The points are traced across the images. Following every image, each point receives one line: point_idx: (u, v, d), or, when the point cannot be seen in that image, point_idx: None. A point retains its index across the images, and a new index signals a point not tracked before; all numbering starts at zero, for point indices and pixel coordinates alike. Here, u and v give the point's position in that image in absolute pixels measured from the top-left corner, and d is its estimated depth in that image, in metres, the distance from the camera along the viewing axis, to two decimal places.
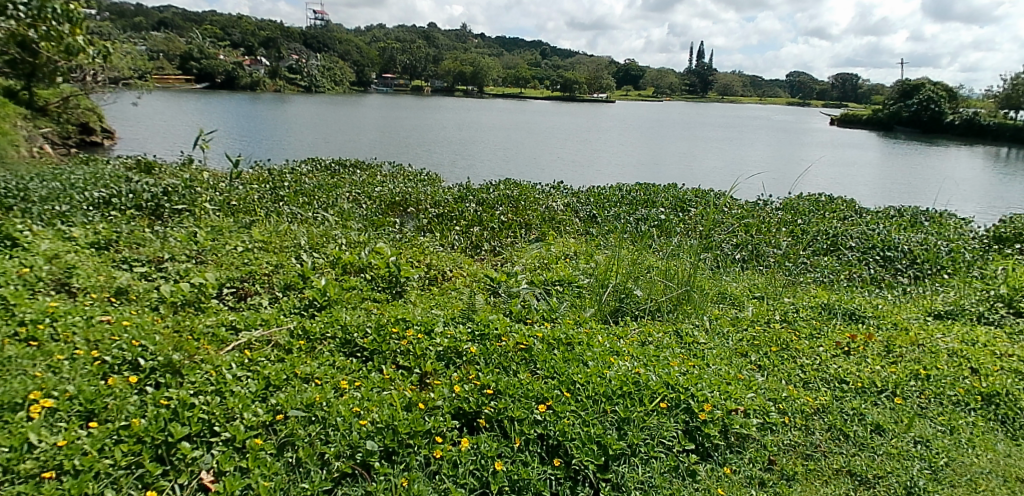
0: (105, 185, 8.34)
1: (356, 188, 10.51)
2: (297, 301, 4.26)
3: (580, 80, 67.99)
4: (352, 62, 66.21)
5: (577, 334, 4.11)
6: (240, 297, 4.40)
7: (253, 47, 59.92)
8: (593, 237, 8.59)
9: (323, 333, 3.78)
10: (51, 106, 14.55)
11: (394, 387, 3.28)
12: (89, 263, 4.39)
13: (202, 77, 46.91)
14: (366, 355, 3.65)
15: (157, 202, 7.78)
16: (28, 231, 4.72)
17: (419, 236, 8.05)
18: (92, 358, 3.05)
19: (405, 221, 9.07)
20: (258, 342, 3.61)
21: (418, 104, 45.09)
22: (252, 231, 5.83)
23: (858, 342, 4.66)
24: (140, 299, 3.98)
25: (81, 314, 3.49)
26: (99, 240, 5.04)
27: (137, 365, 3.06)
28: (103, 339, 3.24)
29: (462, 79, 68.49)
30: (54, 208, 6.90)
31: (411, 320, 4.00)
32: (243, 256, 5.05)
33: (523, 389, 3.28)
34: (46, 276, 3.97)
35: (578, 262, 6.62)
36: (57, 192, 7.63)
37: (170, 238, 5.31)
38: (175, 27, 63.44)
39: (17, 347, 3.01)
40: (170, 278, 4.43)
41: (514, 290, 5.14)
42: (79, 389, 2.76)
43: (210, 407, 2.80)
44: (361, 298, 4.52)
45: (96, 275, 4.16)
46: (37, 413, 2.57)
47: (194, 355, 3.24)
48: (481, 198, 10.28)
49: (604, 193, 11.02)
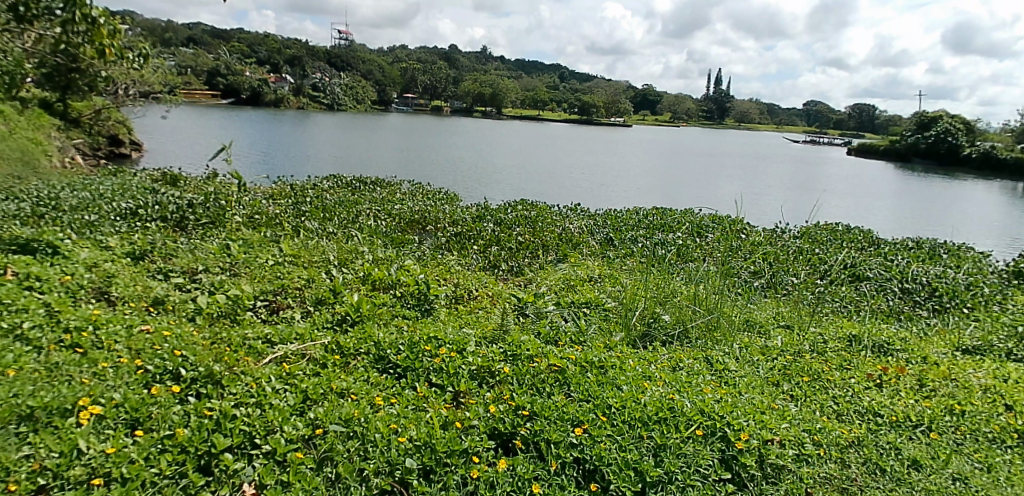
0: (133, 196, 8.49)
1: (376, 205, 10.60)
2: (330, 316, 4.29)
3: (596, 104, 68.48)
4: (374, 82, 67.40)
5: (609, 357, 4.10)
6: (273, 309, 4.43)
7: (280, 65, 61.40)
8: (611, 258, 8.63)
9: (357, 349, 3.79)
10: (83, 117, 14.94)
11: (428, 405, 3.29)
12: (126, 273, 4.47)
13: (229, 93, 48.26)
14: (399, 372, 3.66)
15: (182, 215, 7.89)
16: (68, 240, 4.87)
17: (440, 254, 8.10)
18: (135, 367, 3.08)
19: (424, 238, 9.15)
20: (294, 355, 3.63)
21: (438, 124, 45.52)
22: (283, 245, 5.91)
23: (890, 375, 4.60)
24: (177, 310, 4.02)
25: (122, 323, 3.55)
26: (135, 250, 5.13)
27: (179, 375, 3.07)
28: (144, 348, 3.28)
29: (481, 101, 69.26)
30: (82, 217, 7.01)
31: (443, 338, 4.01)
32: (275, 270, 5.10)
33: (559, 411, 3.27)
34: (87, 285, 4.05)
35: (605, 284, 6.65)
36: (87, 202, 7.78)
37: (202, 250, 5.40)
38: (204, 43, 65.23)
39: (63, 354, 3.10)
40: (205, 289, 4.47)
41: (542, 311, 5.17)
42: (125, 396, 2.81)
43: (251, 419, 2.81)
44: (392, 314, 4.53)
45: (134, 286, 4.21)
46: (86, 419, 2.61)
47: (234, 366, 3.26)
48: (498, 218, 10.34)
49: (621, 216, 11.07)
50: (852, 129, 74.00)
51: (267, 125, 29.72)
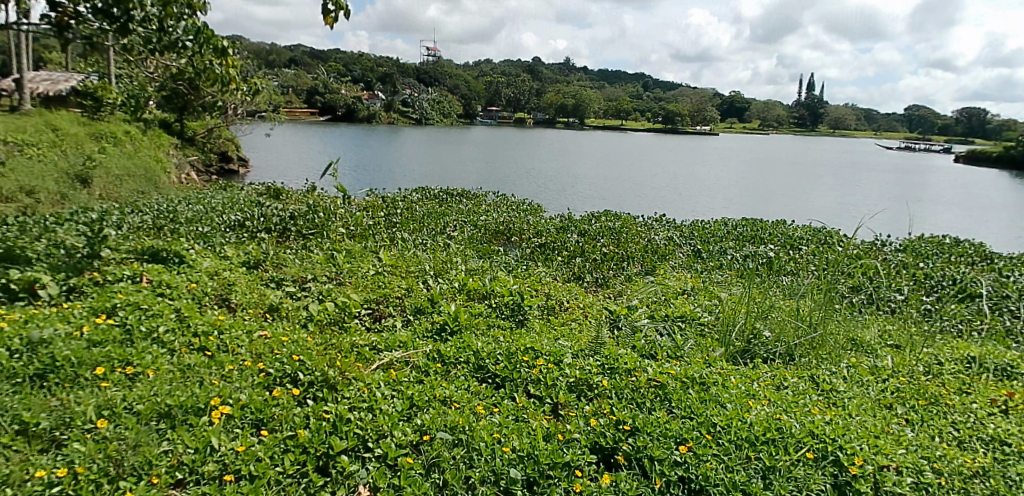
0: (241, 209, 9.09)
1: (462, 216, 10.82)
2: (429, 325, 4.42)
3: (680, 113, 67.03)
4: (458, 96, 69.10)
5: (710, 373, 3.98)
6: (376, 317, 4.62)
7: (371, 82, 64.23)
8: (699, 271, 8.39)
9: (457, 358, 3.88)
10: (198, 136, 16.20)
11: (529, 416, 3.32)
12: (243, 280, 4.80)
13: (325, 110, 51.07)
14: (498, 382, 3.71)
15: (284, 226, 8.35)
16: (193, 250, 5.34)
17: (526, 265, 8.16)
18: (257, 370, 3.32)
19: (509, 249, 9.25)
20: (398, 363, 3.77)
21: (520, 136, 46.00)
22: (381, 255, 6.16)
23: (1019, 402, 4.20)
24: (291, 316, 4.27)
25: (243, 328, 3.83)
26: (250, 260, 5.50)
27: (297, 378, 3.28)
28: (264, 352, 3.54)
29: (563, 112, 69.44)
30: (197, 229, 7.57)
31: (540, 349, 4.04)
32: (376, 279, 5.31)
33: (661, 428, 3.21)
34: (211, 292, 4.39)
35: (697, 297, 6.48)
36: (201, 214, 8.40)
37: (309, 260, 5.72)
38: (302, 64, 69.23)
39: (195, 355, 3.42)
40: (314, 297, 4.73)
41: (636, 324, 5.11)
42: (250, 397, 3.04)
43: (363, 423, 2.95)
44: (488, 324, 4.61)
45: (251, 293, 4.51)
46: (218, 418, 2.86)
47: (346, 371, 3.42)
48: (582, 229, 10.30)
49: (708, 227, 10.76)
50: (963, 133, 68.49)
51: (360, 140, 31.12)
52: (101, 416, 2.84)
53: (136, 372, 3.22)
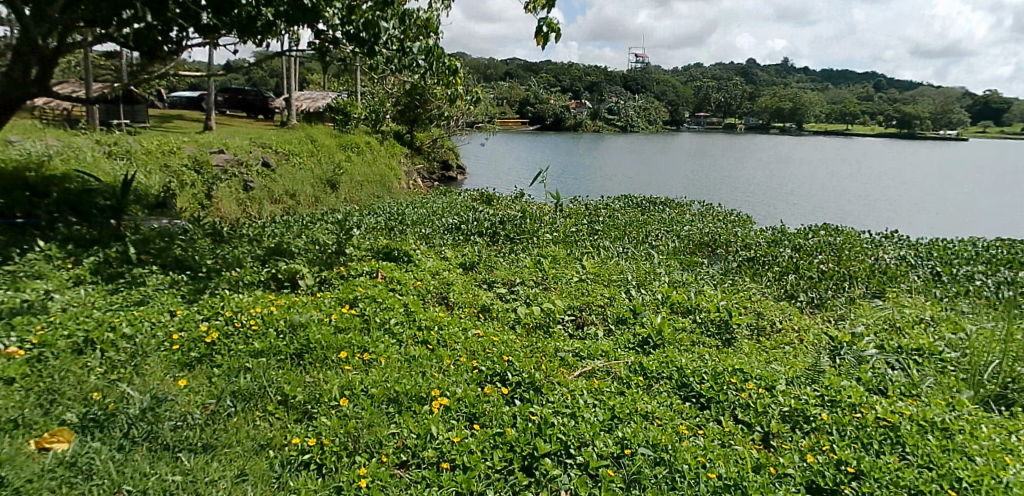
0: (458, 213, 9.87)
1: (664, 226, 10.56)
2: (632, 336, 4.39)
3: (925, 114, 58.23)
4: (665, 102, 67.65)
5: (956, 419, 3.40)
6: (579, 324, 4.72)
7: (578, 92, 65.76)
8: (942, 298, 7.21)
9: (659, 373, 3.81)
10: (424, 146, 17.98)
11: (736, 442, 3.14)
12: (459, 280, 5.28)
13: (534, 120, 53.42)
14: (702, 402, 3.55)
15: (495, 230, 8.86)
16: (419, 251, 6.08)
17: (732, 279, 7.70)
18: (471, 366, 3.70)
19: (714, 262, 8.78)
20: (601, 372, 3.82)
21: (730, 143, 43.58)
22: (584, 262, 6.28)
23: None
24: (500, 317, 4.55)
25: (459, 326, 4.27)
26: (466, 262, 6.00)
27: (506, 378, 3.57)
28: (477, 350, 3.92)
29: (779, 116, 64.24)
30: (420, 231, 8.37)
31: (750, 372, 3.80)
32: (580, 286, 5.42)
33: (892, 475, 2.82)
34: (432, 289, 4.92)
35: (943, 329, 5.56)
36: (424, 217, 9.30)
37: (518, 264, 6.07)
38: (515, 76, 73.21)
39: (419, 348, 3.94)
40: (522, 299, 4.99)
41: (861, 354, 4.54)
42: (465, 392, 3.40)
43: (567, 428, 3.06)
44: (692, 341, 4.44)
45: (466, 293, 4.91)
46: (436, 408, 3.26)
47: (551, 375, 3.63)
48: (796, 243, 9.45)
49: (956, 247, 9.20)
50: None
51: (566, 149, 31.99)
52: (343, 395, 3.47)
53: (370, 358, 3.87)
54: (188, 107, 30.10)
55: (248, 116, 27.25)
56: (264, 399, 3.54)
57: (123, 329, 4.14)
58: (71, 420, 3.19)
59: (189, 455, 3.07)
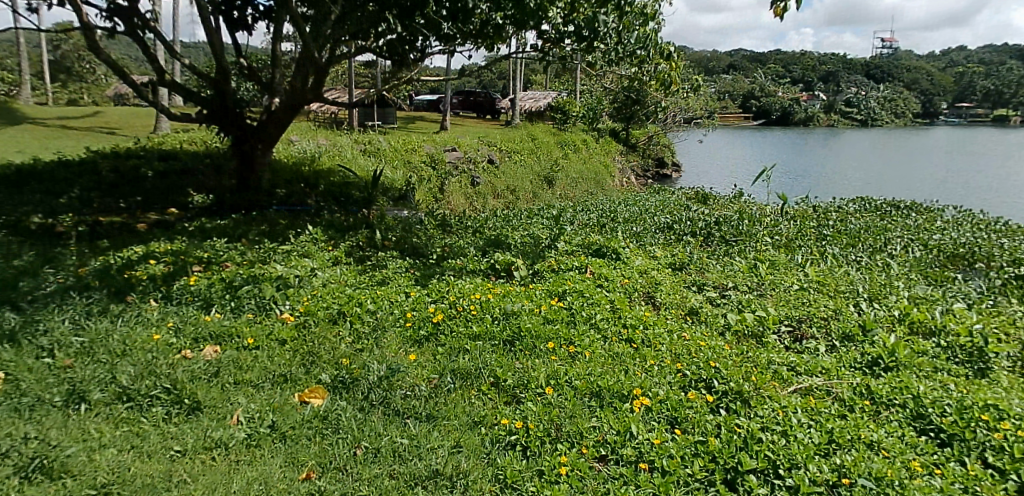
0: (670, 212, 9.66)
1: (910, 233, 9.18)
2: (858, 355, 3.98)
3: None
4: (925, 90, 58.32)
5: None
6: (796, 337, 4.41)
7: (815, 83, 59.77)
8: None
9: (890, 398, 3.39)
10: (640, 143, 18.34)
11: (984, 490, 2.69)
12: (667, 281, 5.41)
13: (760, 115, 49.87)
14: (943, 438, 3.08)
15: (708, 231, 8.48)
16: (628, 248, 6.36)
17: (999, 300, 6.44)
18: (675, 369, 3.79)
19: (971, 277, 7.35)
20: (820, 390, 3.55)
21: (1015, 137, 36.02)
22: (808, 270, 5.80)
23: None
24: (709, 322, 4.55)
25: (664, 327, 4.43)
26: (676, 262, 6.02)
27: (712, 386, 3.58)
28: (683, 352, 4.03)
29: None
30: (631, 229, 8.33)
31: (1010, 411, 3.17)
32: (800, 296, 5.02)
33: None
34: (640, 288, 5.18)
35: None
36: (635, 216, 9.29)
37: (731, 268, 5.88)
38: (742, 69, 68.92)
39: (623, 346, 4.16)
40: (733, 305, 4.87)
41: None
42: (667, 395, 3.49)
43: (776, 447, 2.94)
44: (936, 367, 3.83)
45: (674, 294, 5.06)
46: (638, 407, 3.38)
47: (762, 387, 3.54)
48: None
49: None
50: None
51: (798, 146, 29.29)
52: (548, 384, 3.73)
53: (575, 352, 4.13)
54: (427, 110, 33.76)
55: (478, 116, 29.76)
56: (478, 380, 3.89)
57: (367, 306, 4.90)
58: (324, 380, 3.92)
59: (414, 422, 3.52)
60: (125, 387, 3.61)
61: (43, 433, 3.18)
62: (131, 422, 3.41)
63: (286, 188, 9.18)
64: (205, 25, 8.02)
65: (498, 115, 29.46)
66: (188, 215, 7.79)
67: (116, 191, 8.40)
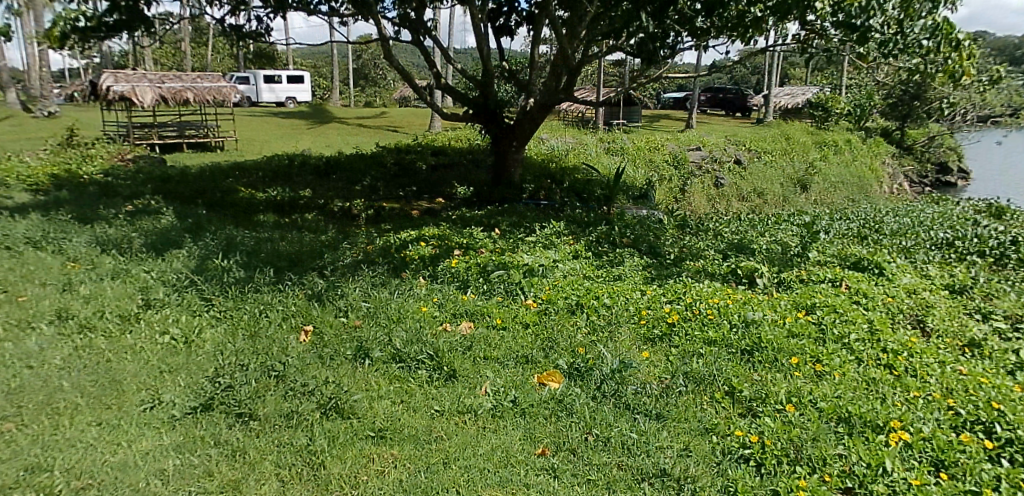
0: (952, 226, 8.25)
1: None
2: None
3: None
4: None
5: None
6: None
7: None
8: None
9: None
10: (917, 145, 16.29)
11: None
12: (943, 303, 4.91)
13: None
14: None
15: (1005, 251, 7.08)
16: (895, 264, 5.80)
17: None
18: (946, 405, 3.45)
19: None
20: None
21: None
22: None
23: None
24: (996, 357, 4.10)
25: (935, 356, 4.03)
26: (956, 283, 5.43)
27: (993, 430, 3.23)
28: (958, 389, 3.61)
29: None
30: (899, 242, 7.29)
31: None
32: None
33: None
34: (907, 309, 4.74)
35: None
36: (906, 228, 8.14)
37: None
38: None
39: (881, 372, 3.85)
40: None
41: None
42: (933, 433, 3.17)
43: None
44: None
45: (950, 320, 4.59)
46: (895, 443, 3.12)
47: None
48: None
49: None
50: None
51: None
52: (789, 402, 3.59)
53: (822, 371, 3.93)
54: (671, 109, 33.29)
55: (726, 113, 28.59)
56: (712, 387, 3.88)
57: (604, 300, 5.15)
58: (561, 365, 4.22)
59: (644, 419, 3.61)
60: (399, 350, 4.27)
61: (338, 379, 3.86)
62: (402, 380, 4.03)
63: (534, 183, 9.86)
64: (477, 32, 8.99)
65: (747, 114, 27.89)
66: (451, 204, 8.81)
67: (398, 181, 9.83)
